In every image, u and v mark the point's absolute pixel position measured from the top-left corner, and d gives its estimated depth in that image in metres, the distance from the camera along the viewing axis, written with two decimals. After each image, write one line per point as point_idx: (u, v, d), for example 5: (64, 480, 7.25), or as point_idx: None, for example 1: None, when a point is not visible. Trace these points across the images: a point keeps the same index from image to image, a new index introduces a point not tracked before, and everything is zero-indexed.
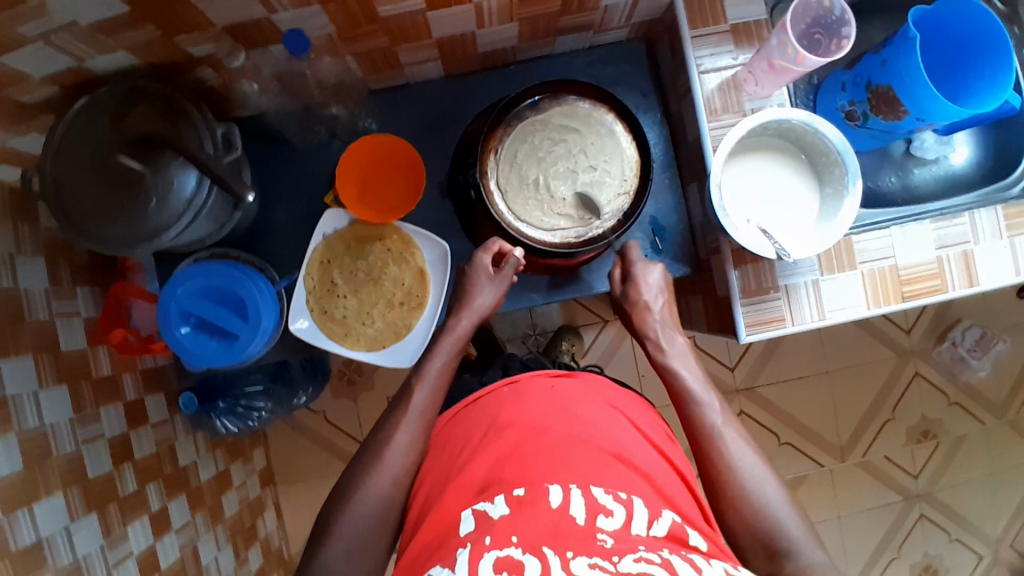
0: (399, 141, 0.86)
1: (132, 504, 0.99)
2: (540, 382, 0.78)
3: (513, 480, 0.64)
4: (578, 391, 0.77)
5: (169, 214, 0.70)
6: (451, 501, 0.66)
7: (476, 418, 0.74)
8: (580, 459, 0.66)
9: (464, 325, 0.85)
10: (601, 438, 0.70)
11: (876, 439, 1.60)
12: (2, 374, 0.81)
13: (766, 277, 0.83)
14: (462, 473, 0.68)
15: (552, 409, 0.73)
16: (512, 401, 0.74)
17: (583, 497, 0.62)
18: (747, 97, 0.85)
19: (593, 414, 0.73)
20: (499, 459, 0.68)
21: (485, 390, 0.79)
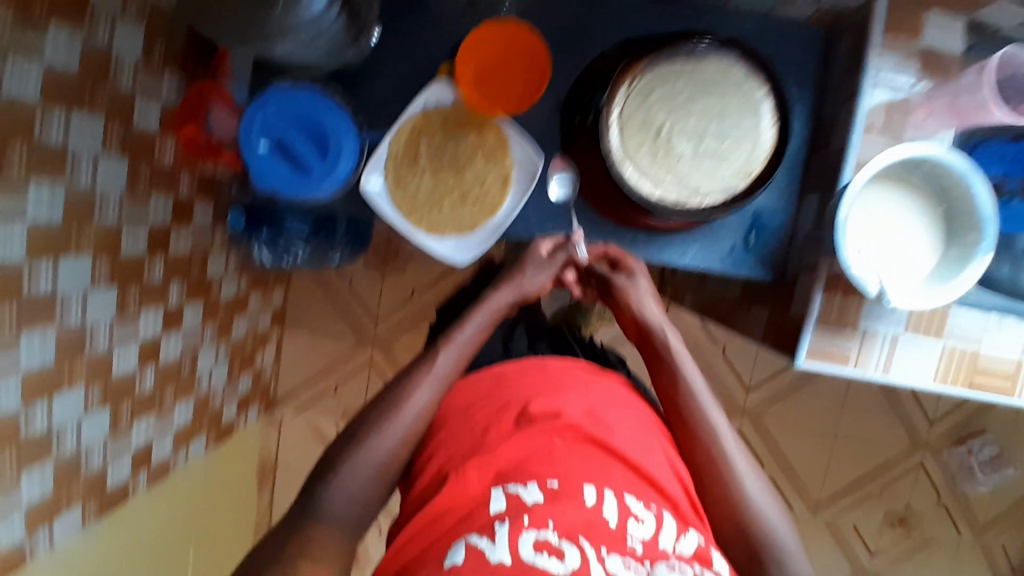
0: (535, 36, 0.80)
1: (153, 293, 1.05)
2: (576, 378, 0.81)
3: (544, 468, 0.67)
4: (607, 396, 0.80)
5: (295, 26, 0.67)
6: (477, 474, 0.67)
7: (507, 399, 0.77)
8: (606, 464, 0.69)
9: (501, 299, 0.82)
10: (630, 450, 0.72)
11: (852, 507, 1.56)
12: (70, 124, 0.84)
13: (850, 312, 0.79)
14: (493, 448, 0.70)
15: (585, 409, 0.76)
16: (546, 392, 0.77)
17: (615, 500, 0.65)
18: (912, 125, 0.80)
19: (620, 424, 0.75)
20: (531, 442, 0.70)
21: (513, 366, 0.82)
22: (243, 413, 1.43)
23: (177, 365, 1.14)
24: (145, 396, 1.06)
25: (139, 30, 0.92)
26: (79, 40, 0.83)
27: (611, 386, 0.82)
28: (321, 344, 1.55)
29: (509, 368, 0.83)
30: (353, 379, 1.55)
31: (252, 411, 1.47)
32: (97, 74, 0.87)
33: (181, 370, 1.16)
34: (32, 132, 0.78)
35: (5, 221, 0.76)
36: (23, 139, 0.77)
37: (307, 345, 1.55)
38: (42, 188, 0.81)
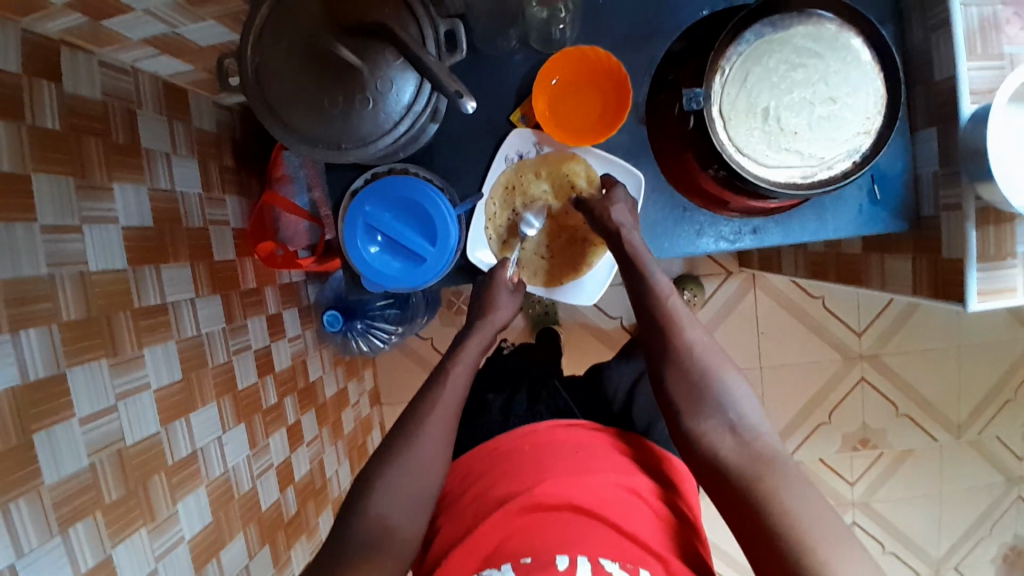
0: (604, 53, 0.76)
1: (273, 416, 1.04)
2: (562, 442, 0.75)
3: (519, 546, 0.63)
4: (601, 451, 0.74)
5: (385, 118, 0.64)
6: (460, 559, 0.64)
7: (484, 486, 0.72)
8: (583, 529, 0.64)
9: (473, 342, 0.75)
10: (610, 506, 0.67)
11: (994, 419, 1.51)
12: (163, 280, 0.83)
13: (1008, 240, 0.73)
14: (474, 533, 0.66)
15: (572, 469, 0.71)
16: (537, 466, 0.71)
17: (590, 566, 0.60)
18: (1006, 41, 0.72)
19: (607, 481, 0.70)
20: (513, 522, 0.65)
21: (504, 437, 0.77)
22: None
23: (310, 478, 1.15)
24: (293, 519, 1.07)
25: (192, 162, 0.92)
26: (145, 192, 0.81)
27: (606, 445, 0.76)
28: None
29: (501, 439, 0.77)
30: None
31: None
32: (169, 218, 0.86)
33: (314, 481, 1.16)
34: (133, 299, 0.77)
35: (134, 394, 0.75)
36: (125, 311, 0.75)
37: None
38: (158, 352, 0.80)
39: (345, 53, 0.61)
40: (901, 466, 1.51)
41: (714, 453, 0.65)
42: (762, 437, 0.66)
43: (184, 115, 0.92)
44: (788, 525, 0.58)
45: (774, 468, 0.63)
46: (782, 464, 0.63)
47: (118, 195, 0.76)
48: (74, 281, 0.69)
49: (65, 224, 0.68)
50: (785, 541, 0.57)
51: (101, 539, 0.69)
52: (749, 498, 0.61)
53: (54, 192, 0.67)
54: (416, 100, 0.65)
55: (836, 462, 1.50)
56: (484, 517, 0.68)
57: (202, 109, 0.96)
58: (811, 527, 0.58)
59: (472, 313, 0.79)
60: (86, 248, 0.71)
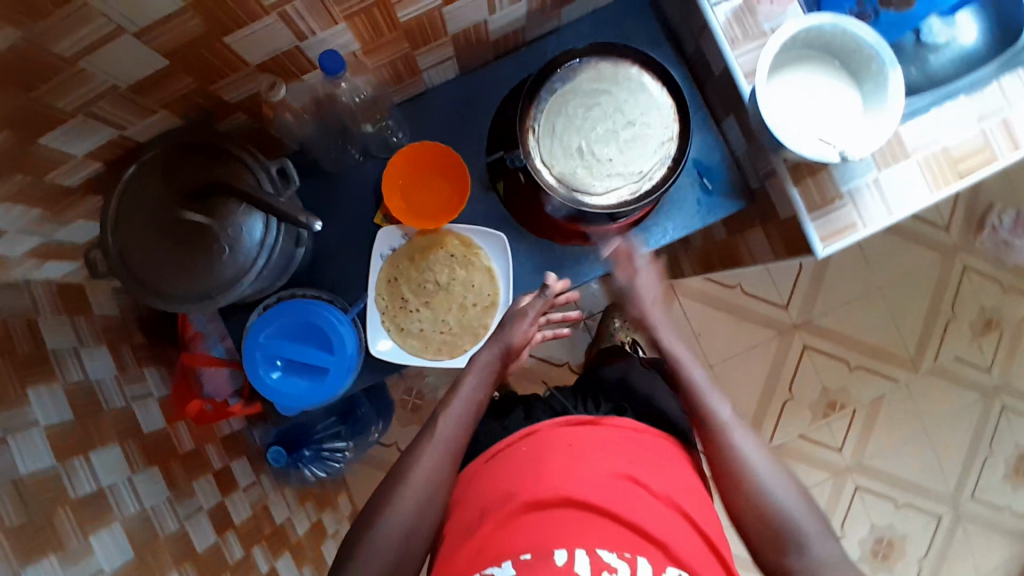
0: (434, 144, 0.86)
1: (244, 570, 1.03)
2: (560, 435, 0.74)
3: (520, 543, 0.63)
4: (604, 436, 0.74)
5: (244, 259, 0.71)
6: (466, 562, 0.65)
7: (487, 487, 0.71)
8: (582, 522, 0.64)
9: (485, 357, 0.82)
10: (612, 492, 0.67)
11: (943, 338, 1.55)
12: (95, 466, 0.85)
13: (828, 186, 0.82)
14: (479, 536, 0.67)
15: (574, 464, 0.70)
16: (536, 462, 0.71)
17: (588, 558, 0.61)
18: (763, 19, 0.82)
19: (606, 466, 0.70)
20: (515, 525, 0.65)
21: (504, 442, 0.76)
22: None
23: None
24: None
25: (102, 349, 0.96)
26: (60, 389, 0.85)
27: (610, 433, 0.74)
28: None
29: (501, 445, 0.77)
30: None
31: None
32: (92, 408, 0.89)
33: None
34: (67, 491, 0.79)
35: None
36: (63, 506, 0.77)
37: None
38: (104, 537, 0.81)
39: (193, 217, 0.68)
40: (877, 415, 1.55)
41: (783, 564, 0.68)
42: (812, 548, 0.67)
43: (85, 309, 0.96)
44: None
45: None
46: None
47: (33, 399, 0.80)
48: (7, 491, 0.71)
49: None
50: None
51: None
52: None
53: None
54: (268, 234, 0.72)
55: (816, 432, 1.53)
56: (487, 518, 0.68)
57: (103, 298, 1.01)
58: None
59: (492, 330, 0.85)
60: (13, 457, 0.74)
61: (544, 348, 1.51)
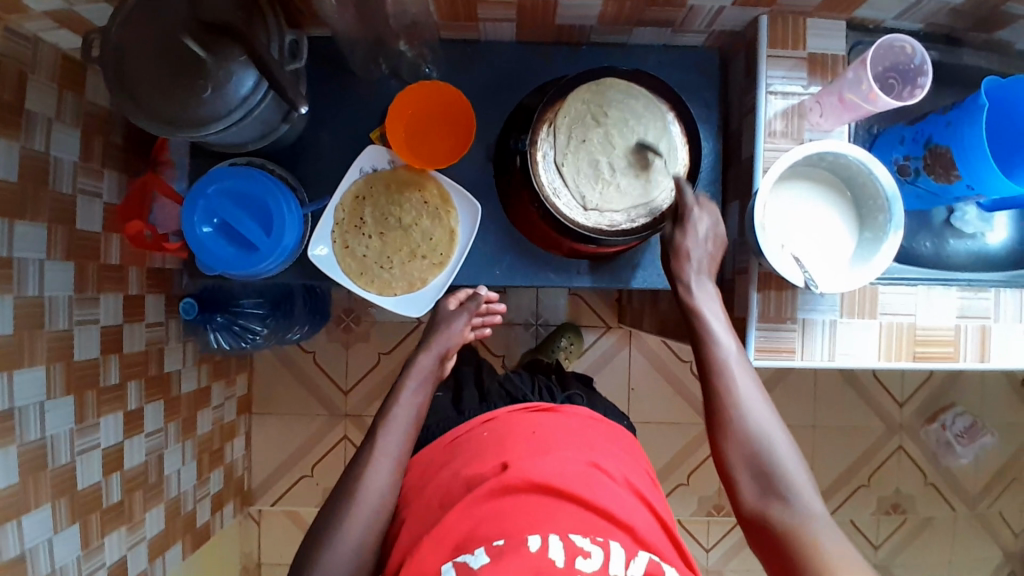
0: (446, 85, 0.85)
1: (111, 396, 1.05)
2: (521, 423, 0.81)
3: (490, 530, 0.67)
4: (556, 429, 0.80)
5: (221, 106, 0.70)
6: (432, 551, 0.68)
7: (451, 472, 0.76)
8: (549, 505, 0.69)
9: (424, 360, 0.83)
10: (576, 479, 0.72)
11: (849, 500, 1.54)
12: (14, 234, 0.87)
13: (787, 305, 0.82)
14: (441, 525, 0.70)
15: (534, 447, 0.76)
16: (496, 442, 0.77)
17: (561, 542, 0.65)
18: (808, 128, 0.84)
19: (569, 457, 0.75)
20: (481, 513, 0.69)
21: (462, 429, 0.83)
22: (218, 512, 1.38)
23: (143, 471, 1.13)
24: (113, 506, 1.06)
25: (76, 133, 0.97)
26: (16, 150, 0.87)
27: (564, 420, 0.82)
28: (293, 424, 1.52)
29: (461, 432, 0.84)
30: (331, 454, 1.52)
31: (228, 508, 1.42)
32: (37, 181, 0.91)
33: (148, 474, 1.15)
34: None
35: None
36: None
37: (277, 427, 1.52)
38: None
39: (192, 45, 0.69)
40: None
41: (763, 506, 0.68)
42: (810, 501, 0.66)
43: (77, 88, 0.97)
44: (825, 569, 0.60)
45: (812, 530, 0.64)
46: (827, 523, 0.64)
47: None
48: None
49: None
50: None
51: None
52: (785, 547, 0.64)
53: None
54: (256, 95, 0.71)
55: (692, 526, 1.54)
56: (454, 504, 0.72)
57: (100, 89, 1.01)
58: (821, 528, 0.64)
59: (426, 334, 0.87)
60: None
61: (488, 334, 1.51)
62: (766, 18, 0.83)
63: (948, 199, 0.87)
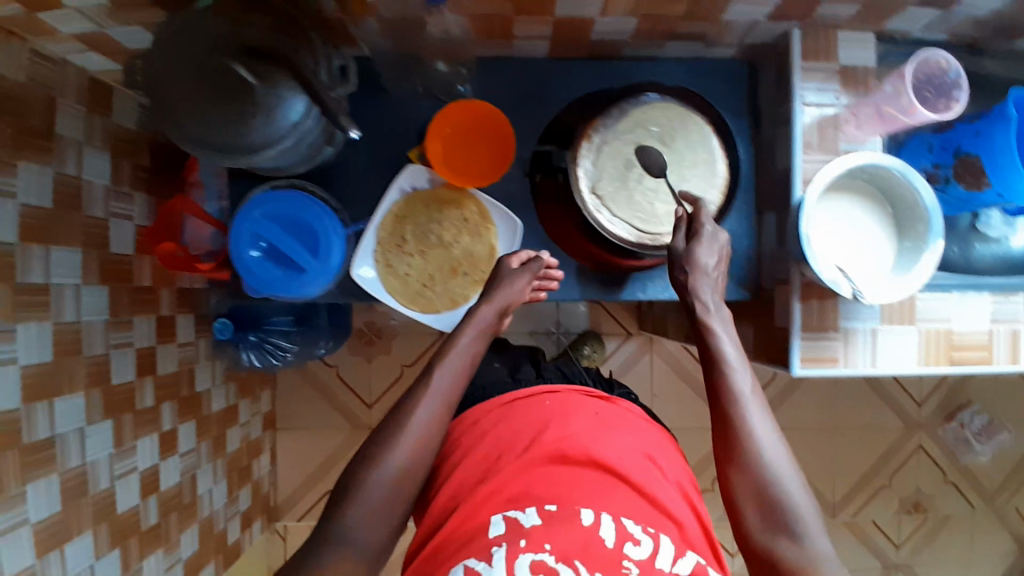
0: (480, 102, 0.85)
1: (146, 418, 1.05)
2: (584, 403, 0.81)
3: (544, 493, 0.68)
4: (615, 415, 0.81)
5: (273, 133, 0.70)
6: (480, 503, 0.68)
7: (507, 435, 0.76)
8: (605, 486, 0.69)
9: (484, 314, 0.81)
10: (631, 467, 0.72)
11: (871, 500, 1.56)
12: (50, 262, 0.87)
13: (829, 315, 0.83)
14: (497, 482, 0.70)
15: (594, 427, 0.76)
16: (560, 414, 0.78)
17: (614, 524, 0.65)
18: (843, 139, 0.84)
19: (627, 444, 0.75)
20: (536, 477, 0.70)
21: (522, 394, 0.83)
22: (247, 529, 1.38)
23: (177, 491, 1.13)
24: (150, 528, 1.06)
25: (106, 156, 0.96)
26: (49, 173, 0.87)
27: (618, 410, 0.82)
28: (316, 437, 1.52)
29: (516, 396, 0.83)
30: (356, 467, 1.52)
31: (257, 525, 1.42)
32: (70, 207, 0.90)
33: (181, 495, 1.15)
34: (13, 274, 0.81)
35: (2, 365, 0.79)
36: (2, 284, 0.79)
37: (301, 442, 1.52)
38: (31, 328, 0.84)
39: (241, 72, 0.67)
40: None
41: (771, 547, 0.64)
42: (825, 544, 0.63)
43: (105, 110, 0.96)
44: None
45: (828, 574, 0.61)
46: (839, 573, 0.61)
47: (20, 169, 0.82)
48: None
49: None
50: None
51: None
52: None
53: None
54: (306, 119, 0.71)
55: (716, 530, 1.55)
56: (507, 466, 0.72)
57: (126, 109, 1.01)
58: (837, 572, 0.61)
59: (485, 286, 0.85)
60: None
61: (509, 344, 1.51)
62: (798, 30, 0.83)
63: (976, 205, 0.88)
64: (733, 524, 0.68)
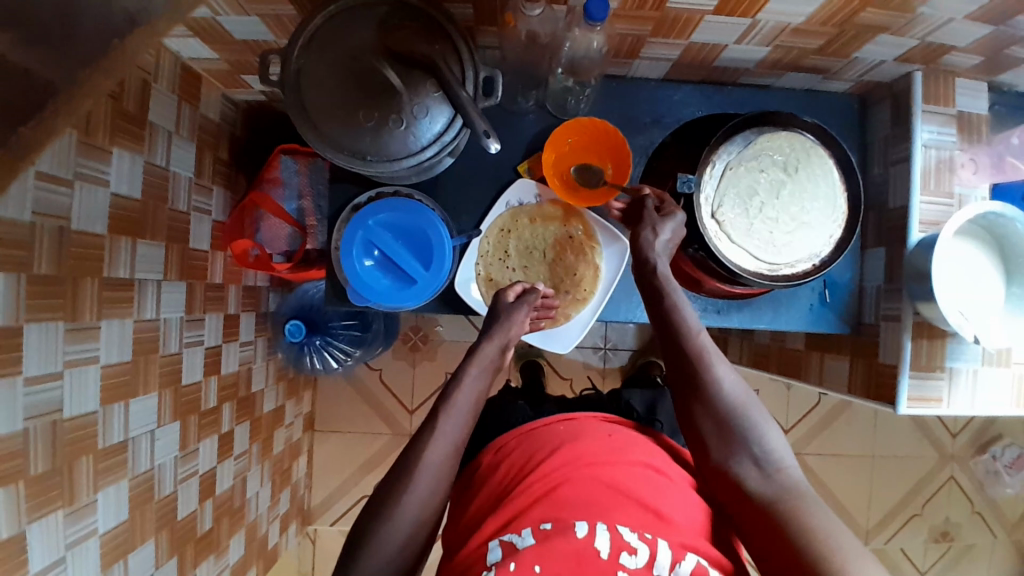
0: (600, 120, 0.83)
1: (209, 421, 1.00)
2: (597, 426, 0.78)
3: (543, 512, 0.64)
4: (631, 438, 0.76)
5: (413, 142, 0.68)
6: (488, 525, 0.66)
7: (520, 457, 0.74)
8: (610, 498, 0.65)
9: (488, 349, 0.77)
10: (640, 487, 0.67)
11: (901, 528, 1.58)
12: (137, 254, 0.81)
13: (937, 353, 0.83)
14: (506, 499, 0.68)
15: (605, 448, 0.72)
16: (570, 437, 0.75)
17: (609, 534, 0.61)
18: (957, 182, 0.84)
19: (638, 461, 0.71)
20: (539, 494, 0.66)
21: (540, 422, 0.80)
22: (285, 533, 1.33)
23: (230, 495, 1.08)
24: (205, 535, 1.00)
25: (191, 147, 0.92)
26: (140, 163, 0.81)
27: (631, 433, 0.78)
28: (354, 440, 1.48)
29: (539, 424, 0.80)
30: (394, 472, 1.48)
31: (292, 528, 1.38)
32: (157, 198, 0.85)
33: (233, 499, 1.10)
34: (102, 267, 0.75)
35: (81, 365, 0.73)
36: (94, 276, 0.74)
37: (340, 445, 1.48)
38: (114, 325, 0.78)
39: (390, 76, 0.66)
40: None
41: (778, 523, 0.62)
42: (789, 468, 0.67)
43: (193, 100, 0.92)
44: (817, 539, 0.59)
45: (799, 497, 0.64)
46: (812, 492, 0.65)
47: (113, 156, 0.75)
48: (52, 234, 0.67)
49: (60, 175, 0.68)
50: (812, 553, 0.59)
51: (19, 511, 0.65)
52: (772, 518, 0.63)
53: (57, 140, 0.67)
54: (446, 131, 0.69)
55: None
56: (516, 486, 0.69)
57: (211, 100, 0.97)
58: (843, 543, 0.59)
59: (487, 324, 0.80)
60: (72, 204, 0.70)
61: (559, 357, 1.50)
62: (920, 73, 0.83)
63: None
64: (742, 515, 0.66)
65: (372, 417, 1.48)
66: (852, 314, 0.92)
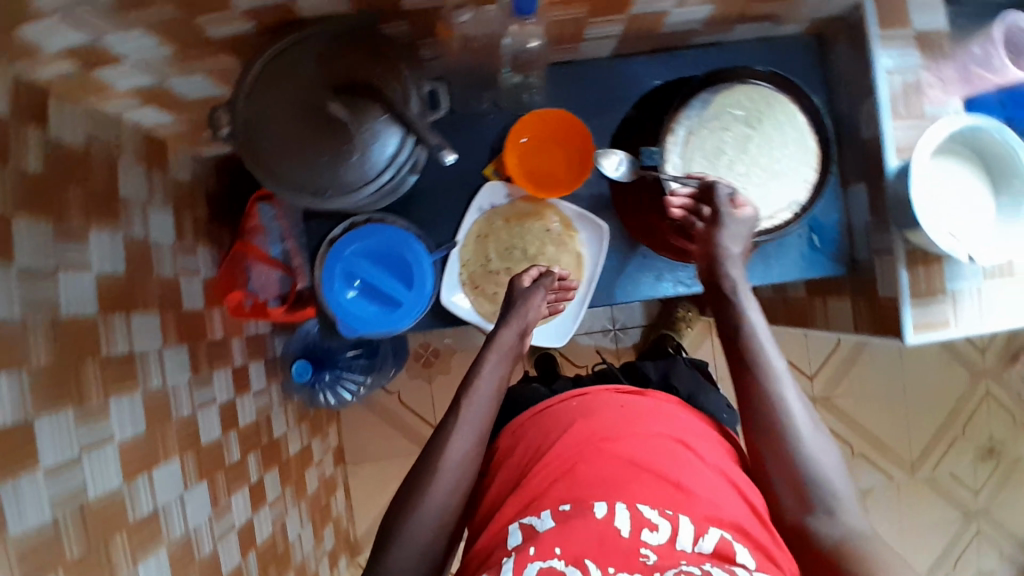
0: (557, 110, 0.83)
1: (236, 474, 1.02)
2: (610, 398, 0.76)
3: (563, 493, 0.65)
4: (650, 406, 0.75)
5: (369, 169, 0.69)
6: (507, 508, 0.67)
7: (535, 439, 0.74)
8: (629, 475, 0.65)
9: (506, 335, 0.77)
10: (658, 459, 0.67)
11: (946, 453, 1.55)
12: (133, 328, 0.83)
13: (936, 278, 0.81)
14: (524, 483, 0.68)
15: (620, 420, 0.72)
16: (585, 412, 0.74)
17: (628, 513, 0.61)
18: (927, 102, 0.82)
19: (657, 432, 0.70)
20: (556, 478, 0.67)
21: (553, 400, 0.79)
22: (335, 567, 1.35)
23: (271, 541, 1.10)
24: None
25: (167, 213, 0.94)
26: (119, 239, 0.82)
27: (653, 399, 0.77)
28: (386, 464, 1.50)
29: (551, 403, 0.79)
30: None
31: (342, 561, 1.40)
32: (142, 268, 0.86)
33: (276, 544, 1.12)
34: (100, 347, 0.76)
35: (97, 447, 0.74)
36: (93, 357, 0.75)
37: (373, 471, 1.50)
38: (123, 401, 0.79)
39: (335, 108, 0.66)
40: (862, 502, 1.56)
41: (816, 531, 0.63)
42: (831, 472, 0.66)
43: (161, 167, 0.94)
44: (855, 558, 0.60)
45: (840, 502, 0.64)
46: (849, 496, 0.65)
47: (91, 238, 0.77)
48: (43, 327, 0.69)
49: (41, 267, 0.69)
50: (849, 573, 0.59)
51: None
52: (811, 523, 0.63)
53: (32, 235, 0.68)
54: (400, 152, 0.69)
55: None
56: (532, 469, 0.70)
57: (180, 162, 0.98)
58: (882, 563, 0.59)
59: (503, 311, 0.80)
60: (58, 293, 0.71)
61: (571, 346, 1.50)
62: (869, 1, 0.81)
63: None
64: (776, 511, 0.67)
65: (399, 438, 1.49)
66: (846, 253, 0.91)
